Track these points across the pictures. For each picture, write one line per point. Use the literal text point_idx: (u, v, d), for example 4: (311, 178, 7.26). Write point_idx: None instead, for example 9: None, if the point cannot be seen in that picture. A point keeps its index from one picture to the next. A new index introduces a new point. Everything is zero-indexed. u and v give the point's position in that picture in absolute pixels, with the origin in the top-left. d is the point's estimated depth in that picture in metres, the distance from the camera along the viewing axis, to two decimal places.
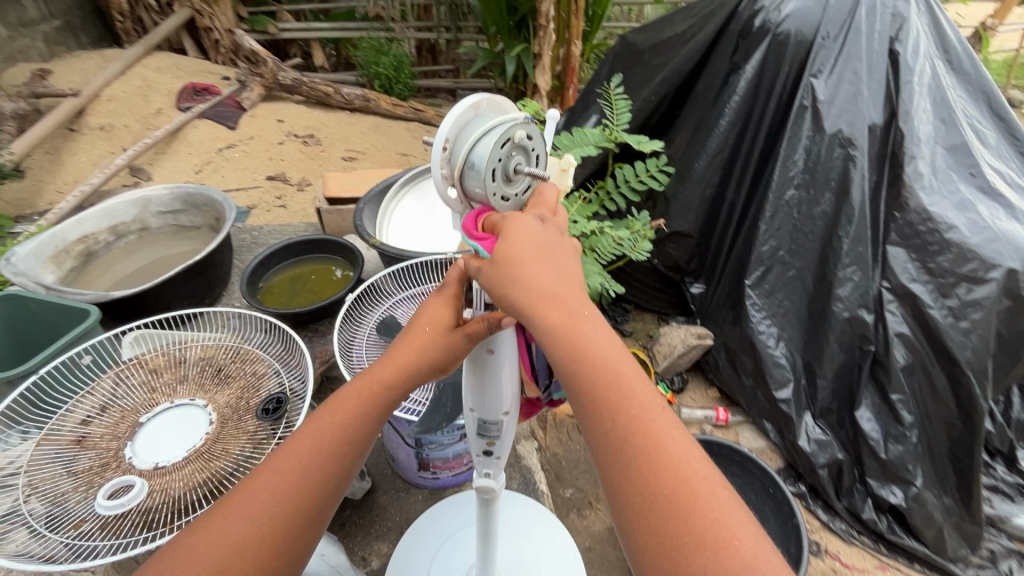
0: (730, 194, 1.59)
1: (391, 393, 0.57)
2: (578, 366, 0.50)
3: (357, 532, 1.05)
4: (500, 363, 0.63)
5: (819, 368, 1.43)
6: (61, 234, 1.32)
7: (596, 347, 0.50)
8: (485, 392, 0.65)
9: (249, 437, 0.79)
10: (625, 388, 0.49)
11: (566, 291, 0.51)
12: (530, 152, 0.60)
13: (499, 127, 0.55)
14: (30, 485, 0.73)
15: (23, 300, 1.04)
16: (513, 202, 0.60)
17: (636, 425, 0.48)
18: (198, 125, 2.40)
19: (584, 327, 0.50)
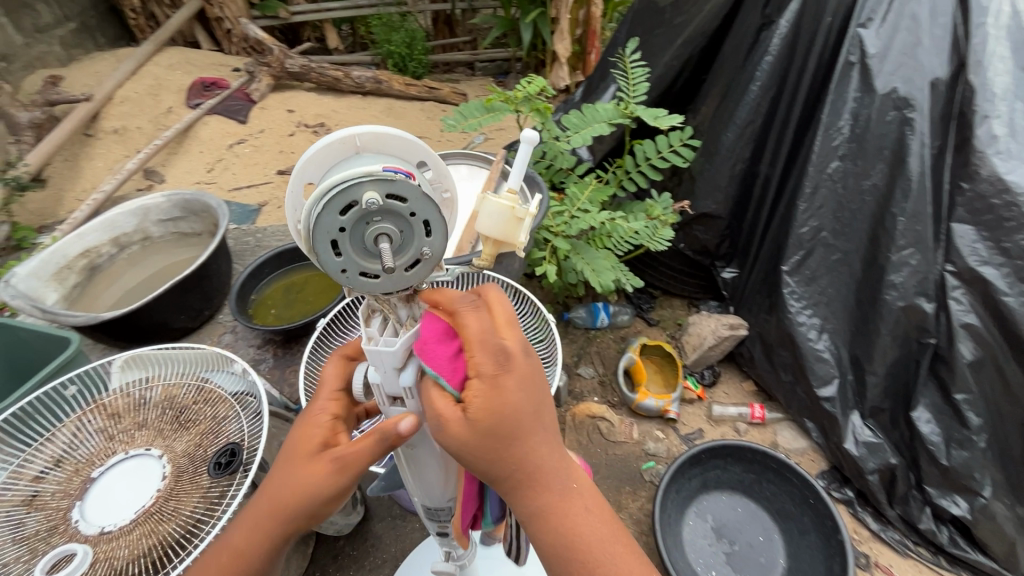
0: (764, 168, 1.42)
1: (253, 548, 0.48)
2: (533, 518, 0.43)
3: (349, 566, 0.91)
4: (427, 454, 0.48)
5: (869, 364, 1.28)
6: (62, 250, 1.30)
7: (553, 496, 0.43)
8: (426, 484, 0.51)
9: (202, 496, 0.70)
10: (578, 537, 0.42)
11: (524, 435, 0.42)
12: (407, 217, 0.32)
13: (338, 177, 0.31)
14: None
15: (11, 328, 1.02)
16: (381, 281, 0.34)
17: (573, 543, 0.42)
18: (209, 121, 2.36)
19: (543, 470, 0.43)
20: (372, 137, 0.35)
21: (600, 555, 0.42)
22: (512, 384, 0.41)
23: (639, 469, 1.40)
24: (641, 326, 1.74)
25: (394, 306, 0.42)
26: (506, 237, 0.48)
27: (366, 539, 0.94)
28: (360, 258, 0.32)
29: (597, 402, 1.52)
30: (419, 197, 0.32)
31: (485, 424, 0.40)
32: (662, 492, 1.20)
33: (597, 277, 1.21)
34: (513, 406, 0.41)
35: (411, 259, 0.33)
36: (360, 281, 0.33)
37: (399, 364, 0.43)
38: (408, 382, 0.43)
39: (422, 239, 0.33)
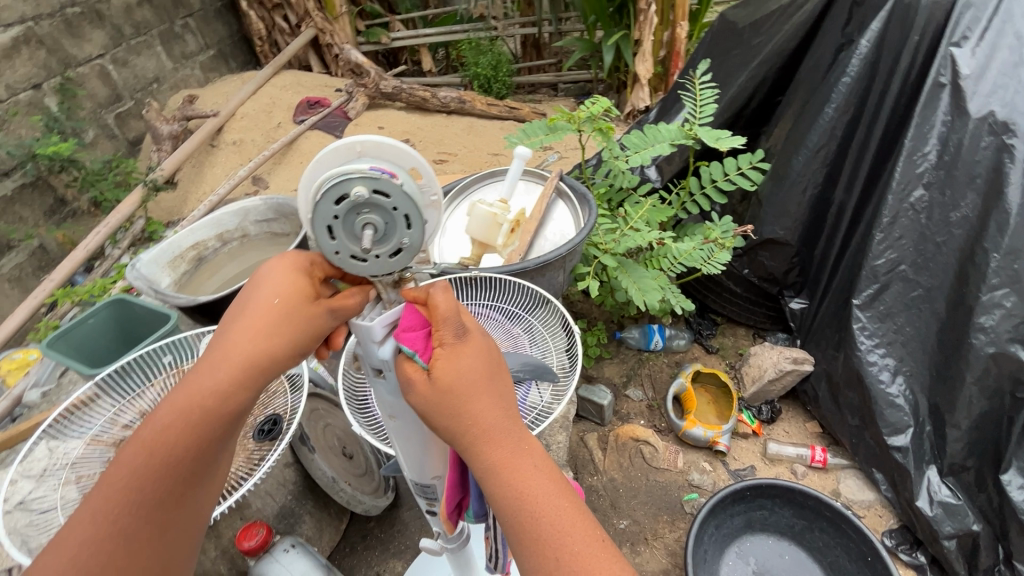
0: (838, 195, 1.34)
1: (233, 399, 0.46)
2: (489, 478, 0.42)
3: (377, 546, 0.97)
4: (410, 428, 0.51)
5: (951, 415, 1.15)
6: (176, 242, 1.53)
7: (509, 451, 0.42)
8: (413, 458, 0.53)
9: (245, 456, 0.75)
10: (532, 492, 0.41)
11: (477, 396, 0.42)
12: (389, 212, 0.37)
13: (333, 173, 0.36)
14: (73, 481, 0.81)
15: (127, 303, 1.21)
16: (369, 264, 0.38)
17: (526, 504, 0.41)
18: (310, 135, 2.63)
19: (494, 428, 0.42)
20: (372, 144, 0.39)
21: (550, 508, 0.41)
22: (468, 350, 0.43)
23: (679, 500, 1.35)
24: (698, 353, 1.68)
25: (386, 287, 0.48)
26: (488, 238, 0.82)
27: (394, 524, 1.00)
28: (350, 241, 0.38)
29: (642, 425, 1.49)
30: (401, 195, 0.36)
31: (441, 388, 0.42)
32: (698, 525, 1.14)
33: (642, 296, 1.20)
34: (468, 370, 0.42)
35: (395, 247, 0.38)
36: (352, 263, 0.38)
37: (379, 338, 0.47)
38: (385, 355, 0.47)
39: (403, 230, 0.38)
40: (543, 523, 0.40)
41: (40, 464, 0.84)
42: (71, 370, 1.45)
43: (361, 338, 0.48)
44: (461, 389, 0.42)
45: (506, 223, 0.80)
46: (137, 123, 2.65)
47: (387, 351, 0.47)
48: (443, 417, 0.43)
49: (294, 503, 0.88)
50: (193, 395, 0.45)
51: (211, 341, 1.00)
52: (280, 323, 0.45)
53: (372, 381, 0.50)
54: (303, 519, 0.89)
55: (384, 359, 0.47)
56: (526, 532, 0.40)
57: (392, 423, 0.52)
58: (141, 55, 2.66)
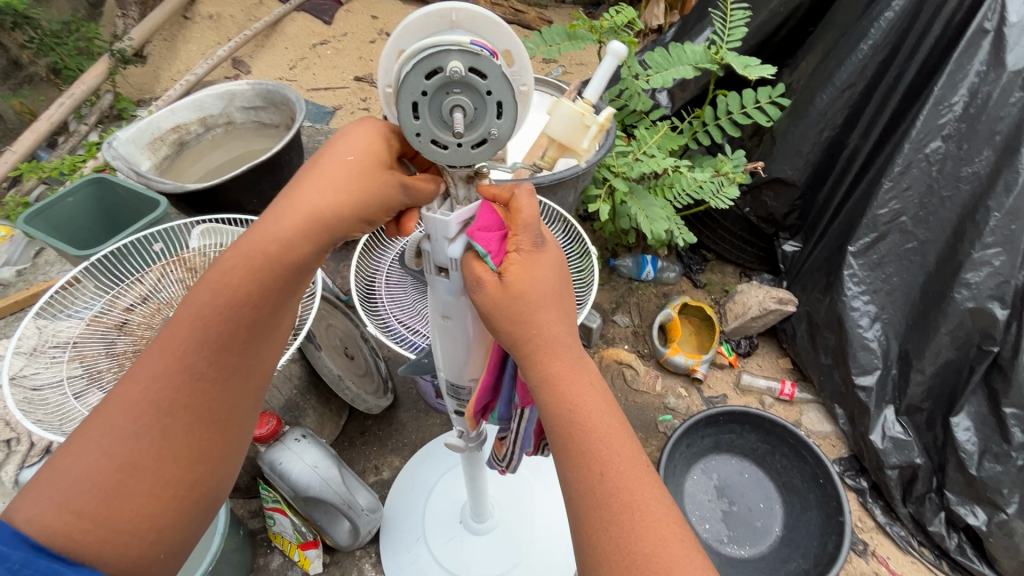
0: (854, 140, 1.32)
1: (299, 251, 0.46)
2: (543, 383, 0.43)
3: (374, 442, 1.01)
4: (458, 328, 0.50)
5: (917, 361, 1.23)
6: (156, 122, 1.42)
7: (567, 362, 0.43)
8: (452, 357, 0.53)
9: None
10: (582, 406, 0.42)
11: (545, 306, 0.44)
12: (484, 96, 0.33)
13: (427, 41, 0.32)
14: (77, 359, 0.80)
15: (110, 184, 1.13)
16: (451, 154, 0.35)
17: (577, 412, 0.42)
18: (296, 18, 2.39)
19: (556, 340, 0.43)
20: (471, 15, 0.34)
21: (598, 427, 0.41)
22: (544, 261, 0.45)
23: (654, 420, 1.44)
24: (686, 287, 1.70)
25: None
26: (570, 142, 0.52)
27: (391, 423, 1.03)
28: (435, 124, 0.34)
29: (626, 350, 1.54)
30: (499, 78, 0.32)
31: (512, 290, 0.44)
32: (671, 443, 1.23)
33: (650, 225, 1.19)
34: (542, 280, 0.44)
35: (480, 136, 0.34)
36: (431, 148, 0.35)
37: (451, 236, 0.46)
38: (455, 254, 0.46)
39: (493, 120, 0.34)
40: (589, 433, 0.41)
41: (30, 342, 0.80)
42: (46, 250, 1.38)
43: (430, 233, 0.47)
44: (530, 297, 0.44)
45: (600, 127, 0.51)
46: None
47: (459, 250, 0.46)
48: (509, 321, 0.44)
49: (298, 398, 0.90)
50: (249, 266, 0.45)
51: (203, 233, 0.97)
52: (353, 208, 0.46)
53: (432, 280, 0.49)
54: (307, 412, 0.92)
55: (453, 258, 0.46)
56: (571, 440, 0.41)
57: (439, 323, 0.52)
58: None
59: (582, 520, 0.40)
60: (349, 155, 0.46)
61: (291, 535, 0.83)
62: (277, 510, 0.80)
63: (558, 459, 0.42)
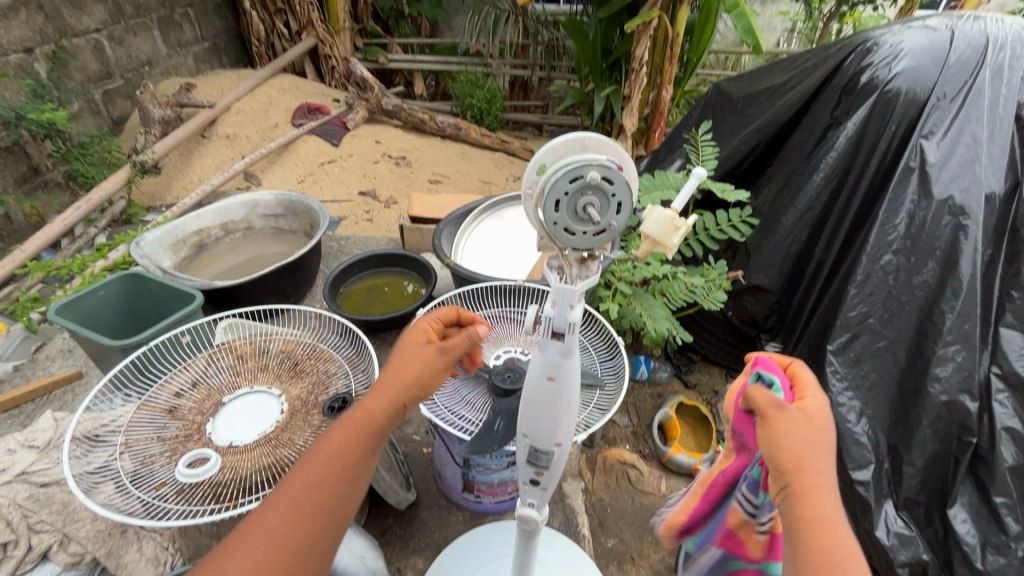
0: (818, 253, 1.51)
1: (380, 411, 0.55)
2: (794, 495, 0.47)
3: (396, 543, 0.97)
4: (560, 394, 0.50)
5: (907, 454, 1.29)
6: (183, 225, 1.50)
7: (821, 500, 0.46)
8: (542, 423, 0.51)
9: (314, 431, 0.72)
10: (831, 538, 0.44)
11: (814, 443, 0.49)
12: (610, 199, 0.41)
13: (572, 156, 0.41)
14: (126, 444, 0.71)
15: (142, 280, 1.17)
16: (578, 242, 0.43)
17: (820, 527, 0.45)
18: (307, 140, 2.63)
19: (815, 477, 0.47)
20: (600, 141, 0.42)
21: (842, 551, 0.44)
22: (811, 414, 0.51)
23: None
24: (678, 386, 1.78)
25: (569, 263, 0.45)
26: (661, 237, 0.66)
27: (413, 522, 1.00)
28: (570, 217, 0.42)
29: (629, 450, 1.56)
30: (623, 184, 0.41)
31: (790, 421, 0.50)
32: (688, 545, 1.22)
33: (653, 323, 1.31)
34: (808, 427, 0.49)
35: (604, 229, 0.42)
36: (564, 234, 0.43)
37: (573, 301, 0.46)
38: (576, 318, 0.46)
39: (615, 216, 0.42)
40: (827, 546, 0.44)
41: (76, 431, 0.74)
42: (48, 346, 1.36)
43: (549, 298, 0.46)
44: (799, 430, 0.49)
45: (687, 228, 0.65)
46: (124, 103, 2.54)
47: (581, 316, 0.46)
48: (768, 445, 0.50)
49: None
50: (343, 428, 0.54)
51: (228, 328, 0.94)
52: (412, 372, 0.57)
53: (541, 341, 0.48)
54: None
55: (574, 323, 0.46)
56: (819, 572, 0.43)
57: (528, 393, 0.51)
58: (137, 36, 2.58)
59: None
60: (411, 334, 0.60)
61: None
62: None
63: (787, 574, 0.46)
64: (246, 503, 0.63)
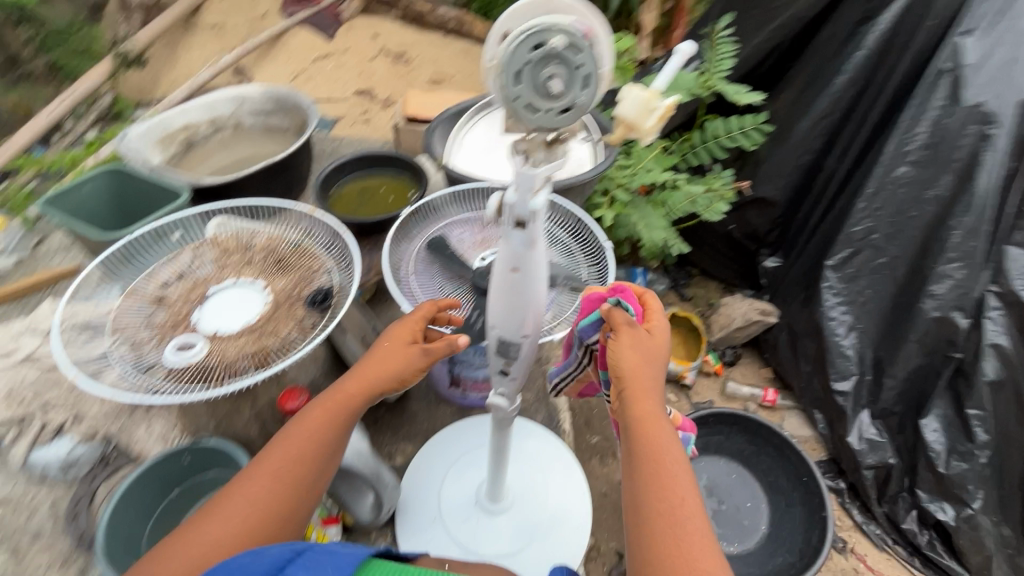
0: (830, 163, 1.44)
1: (361, 396, 0.67)
2: (637, 421, 0.60)
3: (386, 431, 1.03)
4: (523, 286, 0.49)
5: (890, 367, 1.33)
6: (169, 119, 1.45)
7: (653, 405, 0.61)
8: (509, 313, 0.51)
9: (297, 323, 0.75)
10: (662, 432, 0.60)
11: (651, 372, 0.61)
12: (576, 71, 0.39)
13: (535, 22, 0.38)
14: (116, 330, 0.74)
15: (128, 174, 1.15)
16: (541, 121, 0.40)
17: (655, 446, 0.59)
18: (299, 32, 2.46)
19: (649, 397, 0.61)
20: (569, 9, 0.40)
21: (667, 458, 0.59)
22: (650, 344, 0.62)
23: None
24: (673, 299, 1.79)
25: (535, 147, 0.43)
26: (635, 121, 0.54)
27: (403, 413, 1.05)
28: (532, 91, 0.39)
29: None
30: (590, 54, 0.38)
31: (636, 352, 0.60)
32: None
33: (648, 233, 1.29)
34: (646, 353, 0.61)
35: (568, 105, 0.39)
36: (526, 112, 0.40)
37: (536, 186, 0.43)
38: (539, 205, 0.44)
39: (582, 91, 0.39)
40: (657, 459, 0.59)
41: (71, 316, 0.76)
42: (46, 241, 1.37)
43: (512, 184, 0.44)
44: (644, 363, 0.60)
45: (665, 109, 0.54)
46: None
47: (543, 204, 0.44)
48: (620, 365, 0.60)
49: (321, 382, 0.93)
50: (330, 400, 0.66)
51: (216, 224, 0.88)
52: (386, 371, 0.66)
53: (505, 231, 0.46)
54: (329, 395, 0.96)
55: (536, 211, 0.44)
56: (650, 472, 0.59)
57: (498, 283, 0.50)
58: None
59: (642, 509, 0.58)
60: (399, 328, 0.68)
61: (317, 512, 0.83)
62: None
63: (630, 463, 0.61)
64: (231, 385, 0.66)
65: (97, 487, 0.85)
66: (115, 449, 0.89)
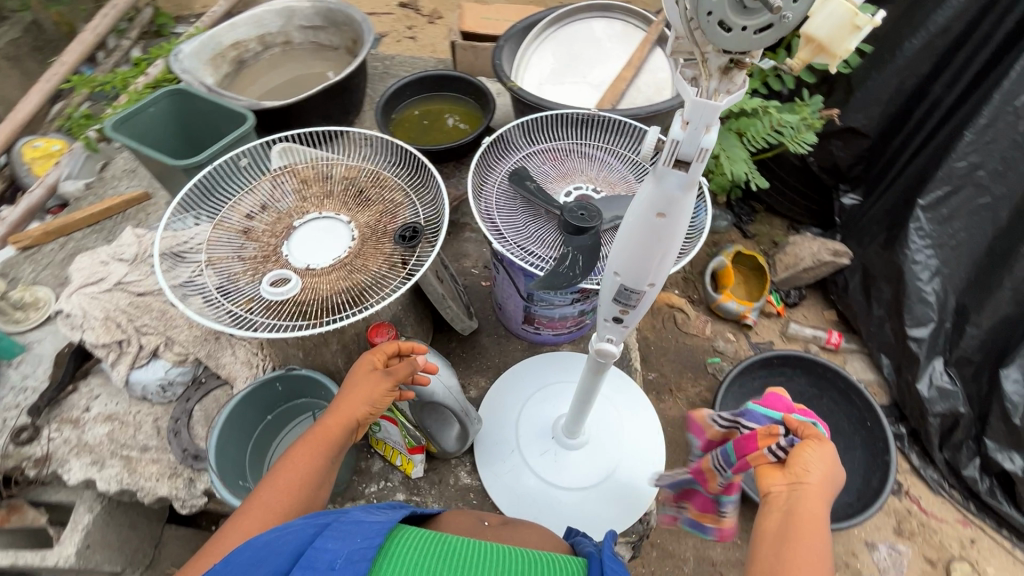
0: (936, 91, 1.27)
1: (345, 423, 0.66)
2: (789, 512, 0.52)
3: (459, 363, 1.05)
4: (667, 233, 0.45)
5: (975, 315, 1.26)
6: (219, 36, 1.37)
7: (817, 516, 0.51)
8: (642, 259, 0.48)
9: (386, 258, 0.73)
10: (822, 541, 0.50)
11: (821, 487, 0.52)
12: None
13: None
14: (210, 262, 0.74)
15: (189, 96, 1.11)
16: (732, 41, 0.34)
17: (794, 544, 0.50)
18: None
19: (813, 500, 0.52)
20: None
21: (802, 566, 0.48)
22: (829, 464, 0.54)
23: (703, 361, 1.44)
24: (736, 236, 1.71)
25: (711, 72, 0.37)
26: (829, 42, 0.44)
27: (474, 347, 1.07)
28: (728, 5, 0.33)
29: (677, 294, 1.57)
30: None
31: (816, 464, 0.53)
32: (726, 386, 1.30)
33: (729, 165, 1.19)
34: (824, 467, 0.53)
35: (771, 21, 0.33)
36: (716, 30, 0.34)
37: (710, 123, 0.38)
38: (710, 144, 0.39)
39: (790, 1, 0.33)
40: (789, 556, 0.49)
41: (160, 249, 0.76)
42: (109, 166, 1.38)
43: (682, 116, 0.39)
44: (822, 473, 0.53)
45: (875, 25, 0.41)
46: None
47: (715, 142, 0.39)
48: (795, 453, 0.54)
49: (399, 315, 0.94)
50: (315, 435, 0.65)
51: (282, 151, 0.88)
52: (363, 397, 0.67)
53: (660, 171, 0.42)
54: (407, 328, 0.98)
55: (705, 149, 0.40)
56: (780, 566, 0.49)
57: (632, 227, 0.46)
58: None
59: None
60: (364, 362, 0.69)
61: (404, 440, 0.86)
62: (387, 419, 0.84)
63: (768, 549, 0.51)
64: (332, 323, 0.66)
65: (192, 407, 0.92)
66: (204, 371, 0.95)
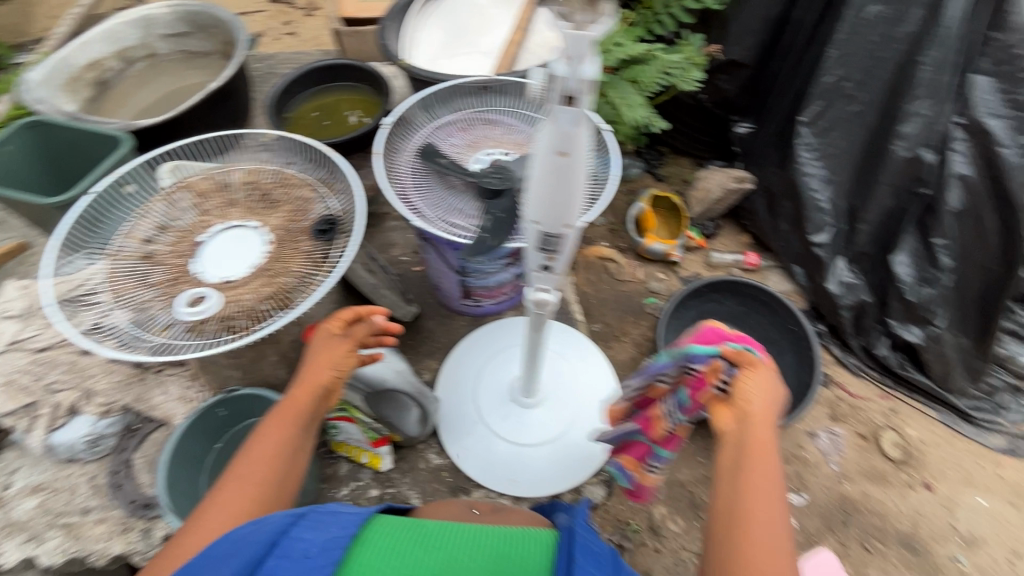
0: (797, 14, 1.37)
1: (313, 391, 0.66)
2: (744, 442, 0.61)
3: (407, 351, 1.04)
4: (572, 169, 0.47)
5: (863, 213, 1.36)
6: (69, 58, 1.24)
7: (766, 438, 0.61)
8: (557, 197, 0.49)
9: (306, 257, 0.72)
10: (771, 464, 0.60)
11: (765, 414, 0.62)
12: None
13: None
14: (114, 294, 0.69)
15: (51, 127, 1.01)
16: None
17: (752, 464, 0.60)
18: None
19: (760, 428, 0.62)
20: None
21: (762, 481, 0.59)
22: (767, 392, 0.63)
23: (640, 304, 1.51)
24: (650, 181, 1.79)
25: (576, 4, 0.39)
26: None
27: (418, 332, 1.06)
28: None
29: (606, 246, 1.63)
30: None
31: (759, 397, 0.62)
32: (666, 316, 1.38)
33: (627, 112, 1.25)
34: (763, 393, 0.62)
35: None
36: None
37: (588, 56, 0.41)
38: (591, 74, 0.41)
39: None
40: (749, 476, 0.59)
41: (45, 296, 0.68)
42: None
43: (565, 54, 0.41)
44: (762, 405, 0.62)
45: None
46: None
47: (596, 71, 0.41)
48: (743, 392, 0.62)
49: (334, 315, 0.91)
50: (285, 406, 0.65)
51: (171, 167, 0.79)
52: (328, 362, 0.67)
53: (553, 112, 0.44)
54: None
55: (589, 79, 0.42)
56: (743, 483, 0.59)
57: (539, 168, 0.48)
58: None
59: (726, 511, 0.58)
60: (324, 328, 0.69)
61: (365, 436, 0.86)
62: (344, 418, 0.85)
63: (727, 476, 0.61)
64: (262, 329, 0.64)
65: (130, 456, 0.86)
66: (136, 417, 0.89)
